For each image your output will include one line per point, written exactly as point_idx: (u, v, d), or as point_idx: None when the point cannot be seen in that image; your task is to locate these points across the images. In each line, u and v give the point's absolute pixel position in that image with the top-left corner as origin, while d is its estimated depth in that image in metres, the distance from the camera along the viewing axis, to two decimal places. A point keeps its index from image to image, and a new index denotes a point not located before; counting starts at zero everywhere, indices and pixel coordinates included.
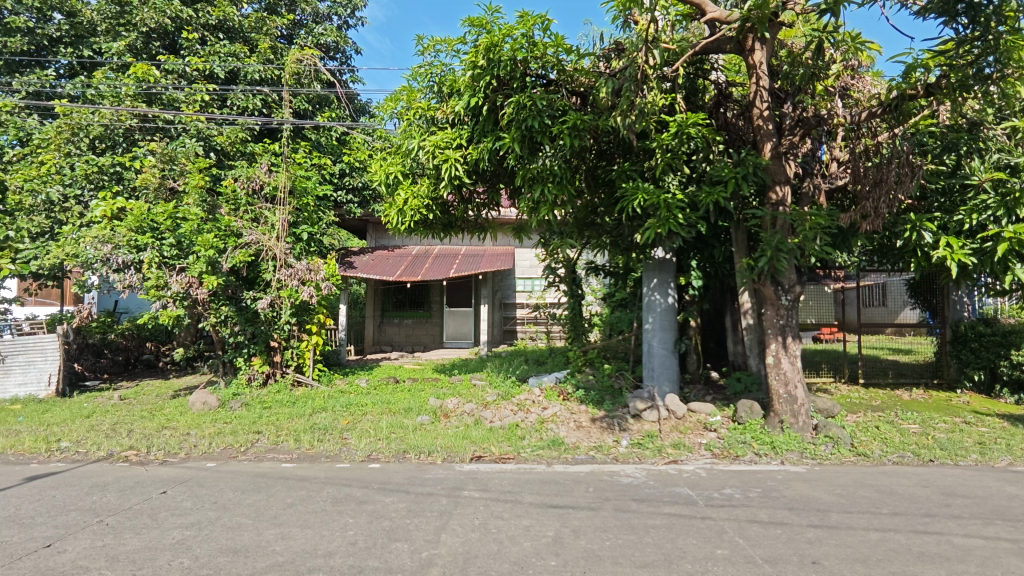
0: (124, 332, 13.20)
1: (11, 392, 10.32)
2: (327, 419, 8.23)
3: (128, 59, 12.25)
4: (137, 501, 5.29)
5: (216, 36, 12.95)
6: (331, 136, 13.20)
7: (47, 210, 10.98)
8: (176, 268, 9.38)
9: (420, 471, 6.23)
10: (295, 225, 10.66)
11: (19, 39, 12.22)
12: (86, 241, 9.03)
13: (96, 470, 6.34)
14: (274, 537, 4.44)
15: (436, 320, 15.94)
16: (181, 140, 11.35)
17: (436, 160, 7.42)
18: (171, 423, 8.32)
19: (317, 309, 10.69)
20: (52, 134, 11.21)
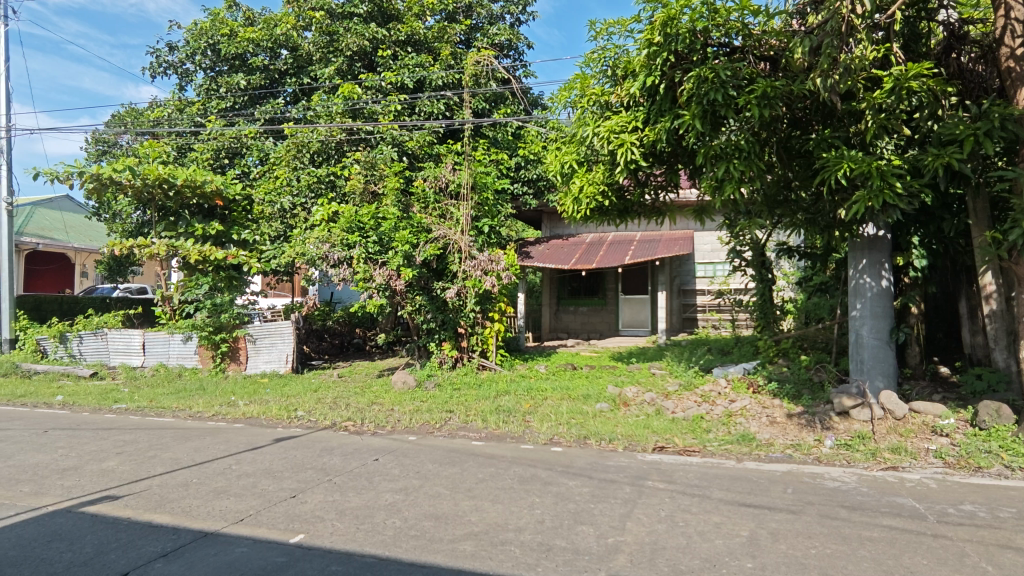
0: (338, 319, 15.35)
1: (260, 367, 12.55)
2: (511, 401, 8.67)
3: (336, 81, 14.05)
4: (357, 465, 6.09)
5: (405, 50, 14.29)
6: (507, 132, 13.79)
7: (282, 218, 13.16)
8: (378, 262, 10.54)
9: (602, 457, 6.26)
10: (477, 219, 11.35)
11: (258, 76, 14.65)
12: (309, 241, 10.55)
13: (325, 436, 7.45)
14: (469, 508, 4.80)
15: (611, 308, 15.84)
16: (380, 148, 12.74)
17: (611, 145, 7.33)
18: (378, 399, 9.43)
19: (499, 297, 11.32)
20: (284, 153, 13.24)
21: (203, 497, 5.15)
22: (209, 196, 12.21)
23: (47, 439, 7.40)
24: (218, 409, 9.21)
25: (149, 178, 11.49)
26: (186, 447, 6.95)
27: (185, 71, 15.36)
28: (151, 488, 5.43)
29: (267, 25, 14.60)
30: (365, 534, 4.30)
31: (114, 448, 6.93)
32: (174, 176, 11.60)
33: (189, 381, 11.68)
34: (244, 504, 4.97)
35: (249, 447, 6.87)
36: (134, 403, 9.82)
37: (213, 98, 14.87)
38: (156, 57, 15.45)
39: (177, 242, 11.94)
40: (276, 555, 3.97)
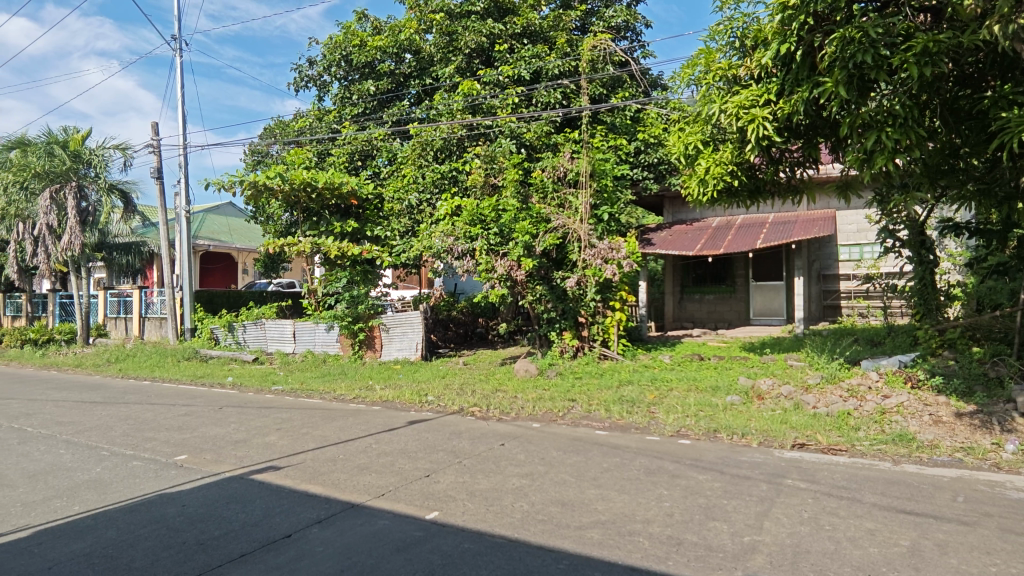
0: (462, 309, 15.99)
1: (393, 354, 13.44)
2: (634, 392, 8.50)
3: (457, 79, 14.54)
4: (484, 449, 6.33)
5: (522, 42, 14.48)
6: (625, 116, 13.46)
7: (409, 214, 13.94)
8: (500, 253, 10.78)
9: (735, 452, 5.94)
10: (596, 207, 11.23)
11: (386, 80, 15.56)
12: (435, 235, 11.03)
13: (454, 420, 7.82)
14: (595, 496, 4.79)
15: (741, 296, 14.94)
16: (499, 141, 13.03)
17: (739, 122, 6.87)
18: (502, 387, 9.71)
19: (620, 286, 11.14)
20: (410, 152, 13.98)
21: (349, 472, 5.64)
22: (346, 196, 13.25)
23: (222, 415, 8.52)
24: (358, 392, 10.01)
25: (295, 182, 12.67)
26: (333, 425, 7.65)
27: (323, 83, 16.72)
28: (305, 461, 6.05)
29: (392, 33, 15.44)
30: (494, 515, 4.45)
31: (274, 424, 7.80)
32: (316, 180, 12.71)
33: (333, 366, 12.82)
34: (384, 480, 5.37)
35: (386, 428, 7.40)
36: (289, 385, 10.98)
37: (347, 105, 16.03)
38: (299, 72, 16.97)
39: (320, 240, 13.08)
40: (414, 529, 4.24)
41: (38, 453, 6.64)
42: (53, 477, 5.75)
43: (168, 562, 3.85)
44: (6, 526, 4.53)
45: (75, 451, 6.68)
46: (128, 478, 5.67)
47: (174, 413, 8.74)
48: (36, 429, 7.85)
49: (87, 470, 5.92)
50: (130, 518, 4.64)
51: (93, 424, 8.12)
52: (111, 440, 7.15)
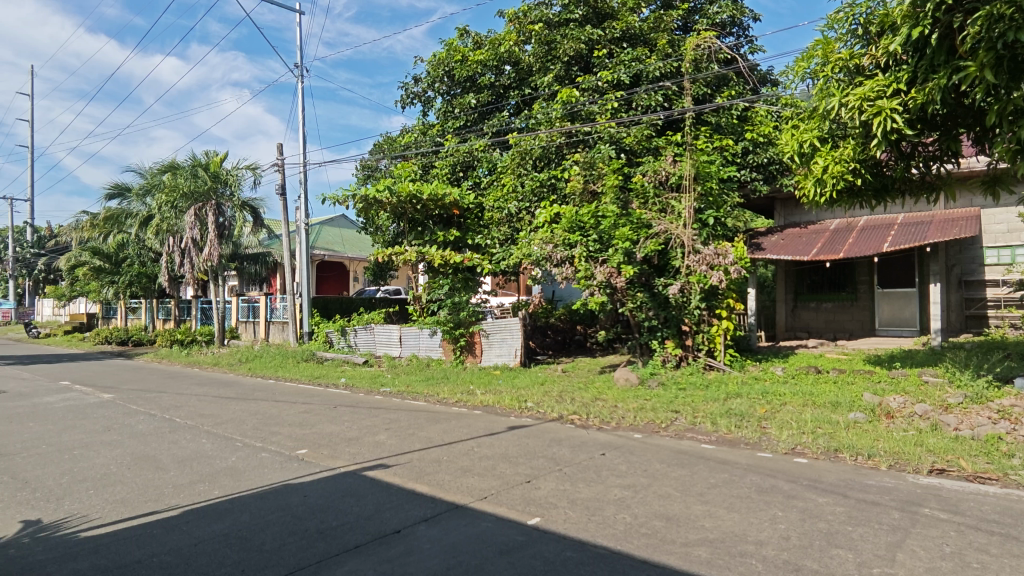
0: (560, 316, 16.00)
1: (493, 360, 13.70)
2: (743, 405, 8.06)
3: (555, 87, 14.61)
4: (584, 458, 6.27)
5: (621, 45, 14.36)
6: (731, 115, 12.90)
7: (509, 222, 14.20)
8: (599, 260, 10.67)
9: (860, 475, 5.45)
10: (701, 211, 10.86)
11: (486, 93, 15.99)
12: (534, 243, 11.10)
13: (554, 427, 7.82)
14: (702, 513, 4.59)
15: (865, 304, 13.72)
16: (598, 147, 12.93)
17: (863, 115, 6.34)
18: (601, 395, 9.59)
19: (726, 293, 10.66)
20: (510, 162, 14.26)
21: (453, 473, 5.81)
22: (449, 207, 13.78)
23: (337, 413, 9.12)
24: (460, 396, 10.31)
25: (402, 195, 13.35)
26: (437, 428, 7.93)
27: (427, 98, 17.49)
28: (412, 460, 6.32)
29: (493, 46, 15.80)
30: (596, 526, 4.39)
31: (383, 424, 8.23)
32: (421, 192, 13.31)
33: (436, 370, 13.31)
34: (486, 484, 5.47)
35: (488, 433, 7.55)
36: (396, 387, 11.55)
37: (450, 119, 16.65)
38: (405, 90, 17.88)
39: (425, 249, 13.64)
40: (517, 534, 4.28)
41: (184, 441, 7.46)
42: (197, 463, 6.44)
43: (292, 547, 4.18)
44: (160, 505, 5.14)
45: (214, 440, 7.45)
46: (258, 467, 6.22)
47: (295, 410, 9.48)
48: (183, 420, 8.84)
49: (224, 459, 6.57)
50: (260, 504, 5.09)
51: (228, 417, 9.00)
52: (243, 432, 7.89)
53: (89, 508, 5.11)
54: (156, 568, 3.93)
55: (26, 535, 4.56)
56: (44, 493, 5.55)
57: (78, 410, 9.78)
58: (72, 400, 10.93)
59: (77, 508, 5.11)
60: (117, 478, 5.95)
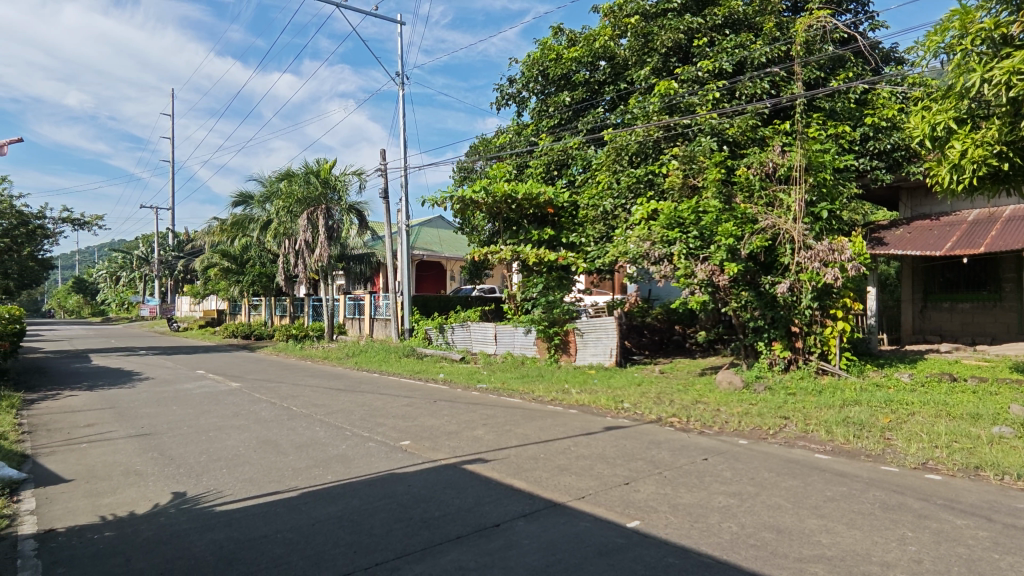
0: (657, 315, 15.56)
1: (588, 359, 13.60)
2: (863, 413, 7.42)
3: (652, 80, 14.23)
4: (686, 463, 6.05)
5: (723, 32, 13.83)
6: (848, 100, 11.97)
7: (604, 220, 13.97)
8: (700, 258, 10.20)
9: (1007, 497, 4.84)
10: (813, 204, 10.14)
11: (581, 90, 15.84)
12: (630, 240, 10.80)
13: (652, 430, 7.63)
14: (818, 527, 4.28)
15: (1011, 305, 12.02)
16: (698, 140, 12.43)
17: (1012, 91, 5.62)
18: (702, 398, 9.22)
19: (842, 292, 9.89)
20: (605, 159, 14.04)
21: (550, 471, 5.83)
22: (543, 205, 13.87)
23: (437, 408, 9.46)
24: (555, 395, 10.34)
25: (498, 195, 13.58)
26: (533, 425, 8.00)
27: (522, 99, 17.65)
28: (510, 456, 6.41)
29: (587, 42, 15.66)
30: (700, 533, 4.23)
31: (481, 420, 8.43)
32: (516, 191, 13.48)
33: (531, 368, 13.41)
34: (584, 483, 5.44)
35: (584, 432, 7.50)
36: (492, 384, 11.77)
37: (544, 118, 16.69)
38: (501, 92, 18.15)
39: (520, 248, 13.77)
40: (616, 535, 4.22)
41: (301, 429, 8.06)
42: (312, 449, 6.94)
43: (398, 533, 4.38)
44: (282, 486, 5.58)
45: (327, 429, 7.98)
46: (366, 456, 6.59)
47: (398, 403, 9.94)
48: (299, 409, 9.55)
49: (336, 446, 7.02)
50: (369, 491, 5.38)
51: (338, 408, 9.61)
52: (352, 423, 8.39)
53: (223, 485, 5.66)
54: (279, 543, 4.28)
55: (173, 505, 5.13)
56: (186, 470, 6.22)
57: (212, 397, 10.87)
58: (206, 387, 12.16)
59: (214, 484, 5.68)
60: (245, 459, 6.55)
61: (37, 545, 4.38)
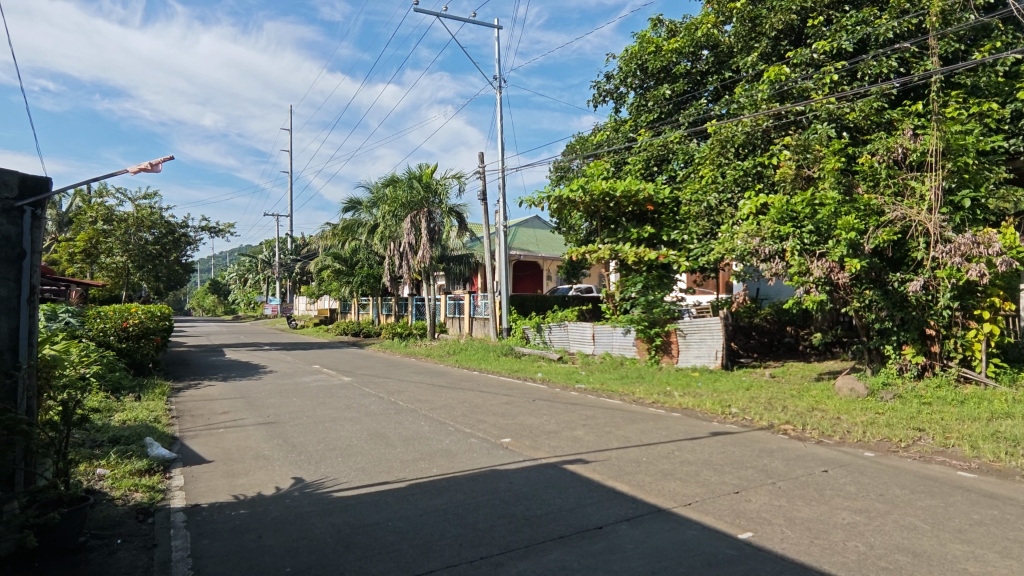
0: (767, 316, 14.67)
1: (691, 361, 13.09)
2: (1016, 428, 6.55)
3: (761, 66, 13.56)
4: (802, 474, 5.64)
5: (842, 10, 12.80)
6: (995, 73, 10.63)
7: (708, 216, 13.34)
8: (816, 254, 9.53)
9: None
10: (953, 192, 9.04)
11: (682, 82, 15.29)
12: (737, 236, 10.20)
13: (763, 437, 7.20)
14: (963, 554, 3.82)
15: None
16: (814, 128, 11.60)
17: None
18: (820, 405, 8.56)
19: (990, 290, 8.70)
20: (709, 152, 13.43)
21: (653, 475, 5.67)
22: (642, 203, 13.56)
23: (536, 406, 9.52)
24: (656, 397, 10.05)
25: (596, 193, 13.44)
26: (634, 427, 7.82)
27: (620, 95, 17.32)
28: (611, 458, 6.32)
29: (689, 31, 15.07)
30: (821, 551, 3.93)
31: (580, 420, 8.37)
32: (615, 189, 13.25)
33: (630, 369, 13.15)
34: (690, 490, 5.24)
35: (689, 437, 7.23)
36: (591, 384, 11.66)
37: (643, 113, 16.20)
38: (598, 89, 17.92)
39: (618, 247, 13.52)
40: (727, 546, 4.02)
41: (407, 422, 8.44)
42: (418, 442, 7.24)
43: (502, 529, 4.45)
44: (392, 476, 5.87)
45: (431, 423, 8.30)
46: (469, 451, 6.76)
47: (498, 401, 10.13)
48: (405, 403, 10.00)
49: (440, 441, 7.28)
50: (472, 486, 5.53)
51: (442, 404, 9.95)
52: (454, 418, 8.66)
53: (339, 473, 6.04)
54: (391, 531, 4.50)
55: (297, 489, 5.56)
56: (307, 457, 6.71)
57: (327, 390, 11.66)
58: (322, 381, 13.06)
59: (331, 471, 6.08)
60: (357, 449, 6.95)
61: (186, 517, 4.92)
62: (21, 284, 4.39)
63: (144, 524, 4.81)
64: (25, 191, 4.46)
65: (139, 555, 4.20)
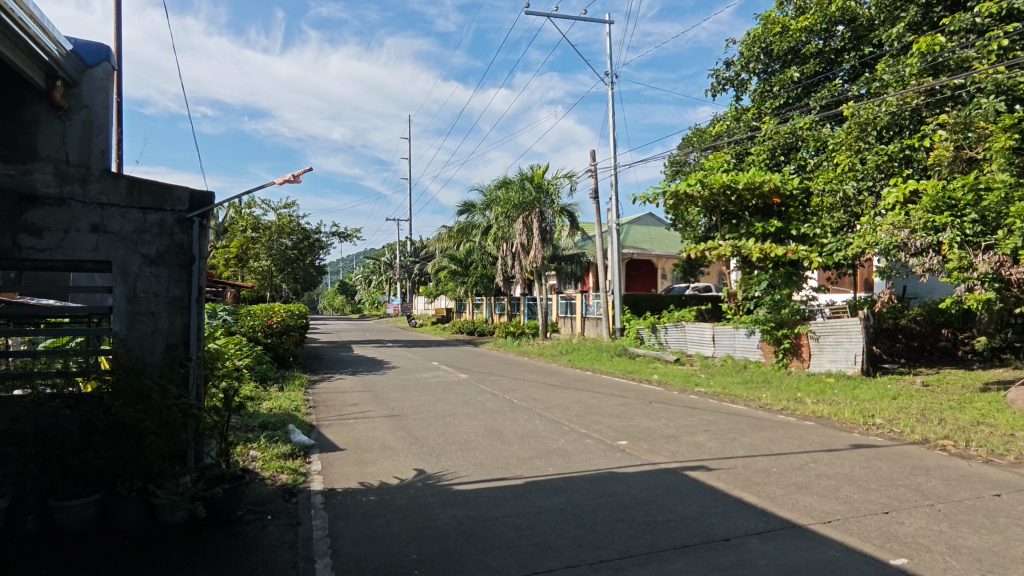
0: (915, 317, 13.05)
1: (825, 366, 11.97)
2: None
3: (908, 38, 12.14)
4: (968, 497, 4.95)
5: None
6: None
7: (844, 206, 12.31)
8: (981, 247, 8.31)
9: None
10: None
11: (812, 62, 14.21)
12: (882, 228, 9.32)
13: (916, 452, 6.43)
14: None
15: None
16: (976, 102, 10.14)
17: None
18: (986, 419, 7.48)
19: None
20: (844, 137, 12.35)
21: (785, 488, 5.27)
22: (768, 195, 12.65)
23: (653, 409, 9.23)
24: (785, 403, 9.36)
25: (715, 187, 12.78)
26: (762, 435, 7.32)
27: (741, 81, 16.34)
28: (737, 467, 5.96)
29: (821, 6, 13.87)
30: None
31: (701, 425, 8.00)
32: (736, 181, 12.54)
33: (755, 373, 12.32)
34: (830, 506, 4.79)
35: (825, 448, 6.63)
36: (711, 388, 11.10)
37: (767, 99, 15.15)
38: (716, 77, 17.05)
39: (741, 243, 12.75)
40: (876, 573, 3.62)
41: (523, 420, 8.56)
42: (534, 441, 7.30)
43: (621, 533, 4.36)
44: (509, 473, 5.97)
45: (546, 422, 8.34)
46: (585, 452, 6.71)
47: (613, 402, 9.96)
48: (520, 401, 10.15)
49: (556, 440, 7.29)
50: (589, 487, 5.46)
51: (556, 403, 9.97)
52: (569, 418, 8.64)
53: (458, 467, 6.25)
54: (509, 527, 4.57)
55: (420, 480, 5.83)
56: (429, 449, 7.02)
57: (446, 386, 12.16)
58: (440, 377, 13.64)
59: (451, 465, 6.31)
60: (475, 444, 7.16)
61: (324, 499, 5.34)
62: (191, 285, 4.99)
63: (290, 503, 5.28)
64: (193, 204, 5.02)
65: (286, 531, 4.61)
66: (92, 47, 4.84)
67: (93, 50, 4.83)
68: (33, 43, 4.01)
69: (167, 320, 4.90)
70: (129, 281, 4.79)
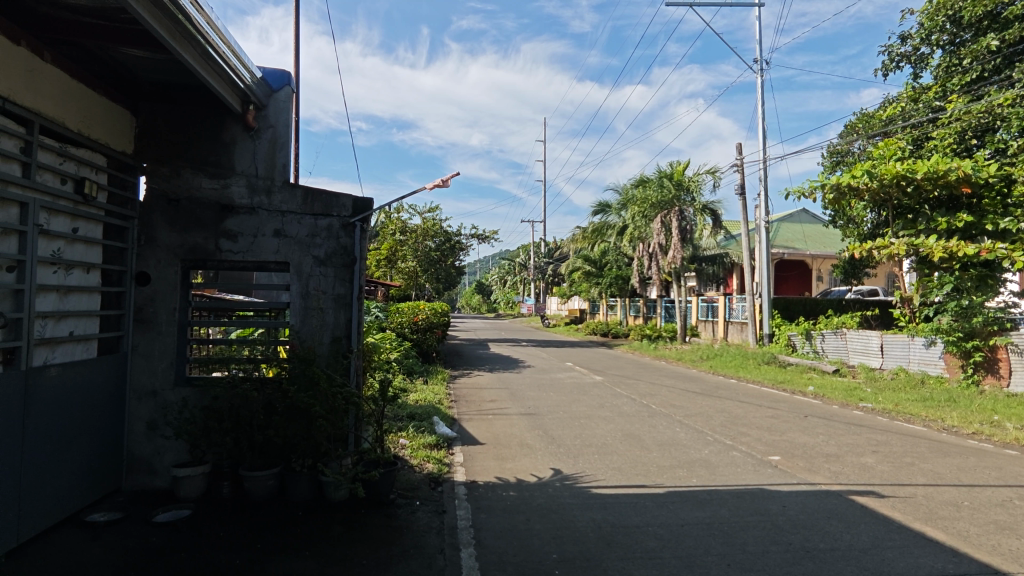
0: None
1: None
2: None
3: None
4: None
5: None
6: None
7: None
8: None
9: None
10: None
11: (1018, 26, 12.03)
12: None
13: None
14: None
15: None
16: None
17: None
18: None
19: None
20: None
21: (982, 526, 4.51)
22: (954, 184, 10.96)
23: (810, 424, 8.42)
24: (977, 427, 8.04)
25: (887, 177, 11.35)
26: (947, 462, 6.35)
27: (921, 57, 14.36)
28: (917, 496, 5.21)
29: None
30: None
31: (870, 445, 7.13)
32: (914, 171, 11.05)
33: (937, 390, 10.70)
34: None
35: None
36: (880, 404, 9.86)
37: (955, 75, 13.18)
38: (889, 53, 15.14)
39: (919, 240, 11.21)
40: None
41: (662, 427, 8.25)
42: (675, 449, 6.99)
43: (776, 557, 4.00)
44: (649, 481, 5.78)
45: (687, 431, 7.96)
46: (732, 465, 6.29)
47: (763, 414, 9.24)
48: (659, 407, 9.82)
49: (698, 450, 6.93)
50: (737, 503, 5.10)
51: (698, 411, 9.49)
52: (713, 428, 8.17)
53: (596, 470, 6.18)
54: (651, 536, 4.41)
55: (558, 480, 5.85)
56: (566, 450, 7.03)
57: (581, 388, 12.12)
58: (575, 378, 13.63)
59: (588, 468, 6.25)
60: (613, 448, 7.03)
61: (467, 491, 5.58)
62: (353, 283, 5.45)
63: (436, 491, 5.58)
64: (356, 209, 5.47)
65: (433, 518, 4.86)
66: (277, 73, 5.53)
67: (278, 76, 5.50)
68: (234, 75, 4.68)
69: (332, 315, 5.41)
70: (303, 279, 5.38)
